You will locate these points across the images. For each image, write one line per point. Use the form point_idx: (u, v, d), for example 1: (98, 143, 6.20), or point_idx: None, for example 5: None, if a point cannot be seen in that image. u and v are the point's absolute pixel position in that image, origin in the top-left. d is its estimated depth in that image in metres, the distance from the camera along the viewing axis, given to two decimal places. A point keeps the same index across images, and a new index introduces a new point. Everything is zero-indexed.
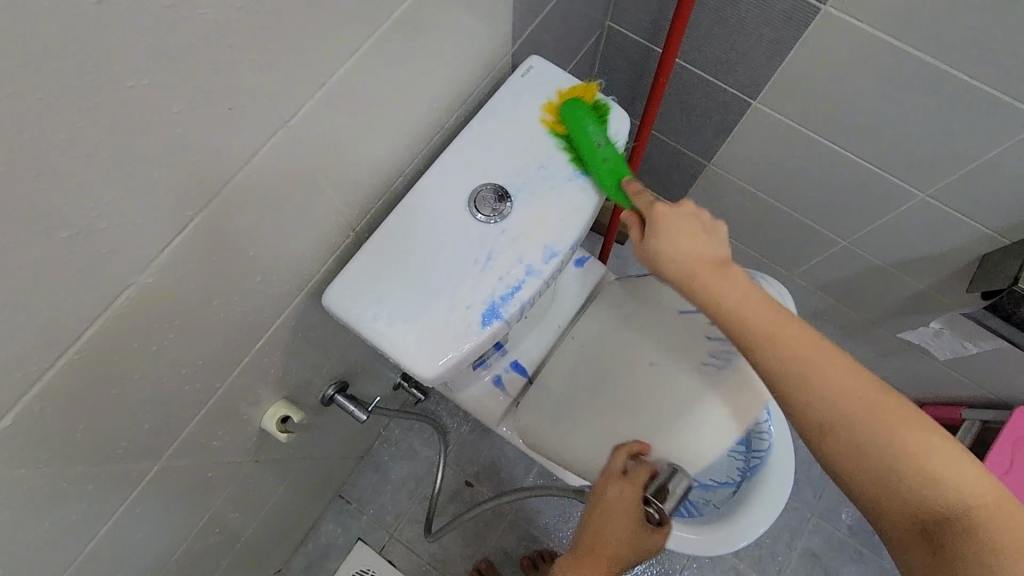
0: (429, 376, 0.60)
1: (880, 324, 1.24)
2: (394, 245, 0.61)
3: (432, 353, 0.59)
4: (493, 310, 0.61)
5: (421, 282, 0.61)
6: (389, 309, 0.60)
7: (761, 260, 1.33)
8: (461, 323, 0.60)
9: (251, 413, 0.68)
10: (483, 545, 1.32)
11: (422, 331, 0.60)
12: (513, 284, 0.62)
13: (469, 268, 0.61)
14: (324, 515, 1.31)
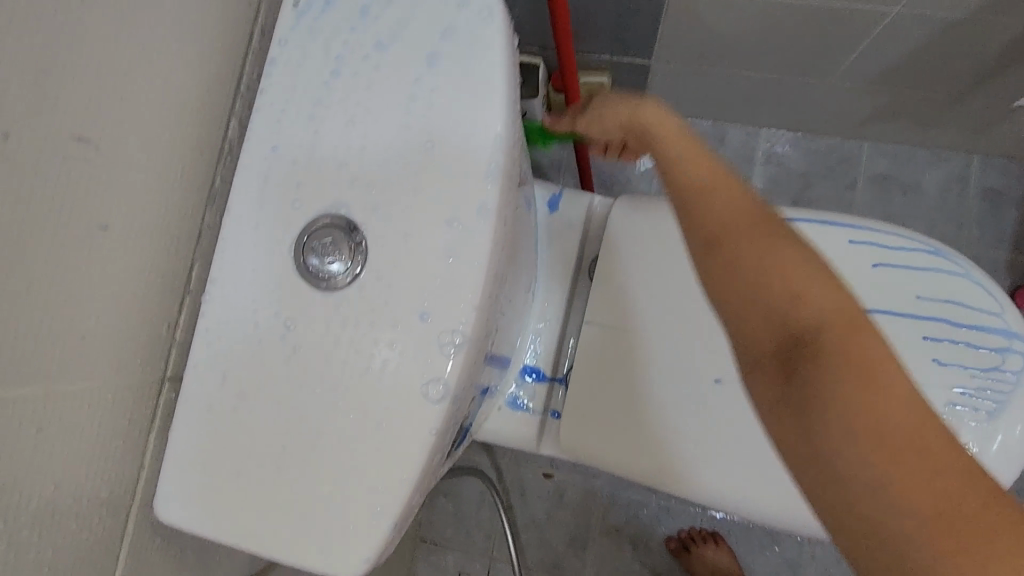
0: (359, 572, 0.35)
1: (972, 94, 0.92)
2: (211, 389, 0.36)
3: (344, 531, 0.34)
4: (410, 423, 0.34)
5: (282, 433, 0.35)
6: (255, 498, 0.35)
7: (782, 78, 0.99)
8: (370, 472, 0.34)
9: None
10: (591, 529, 1.16)
11: (314, 508, 0.34)
12: (424, 371, 0.34)
13: (340, 372, 0.34)
14: (416, 563, 1.20)
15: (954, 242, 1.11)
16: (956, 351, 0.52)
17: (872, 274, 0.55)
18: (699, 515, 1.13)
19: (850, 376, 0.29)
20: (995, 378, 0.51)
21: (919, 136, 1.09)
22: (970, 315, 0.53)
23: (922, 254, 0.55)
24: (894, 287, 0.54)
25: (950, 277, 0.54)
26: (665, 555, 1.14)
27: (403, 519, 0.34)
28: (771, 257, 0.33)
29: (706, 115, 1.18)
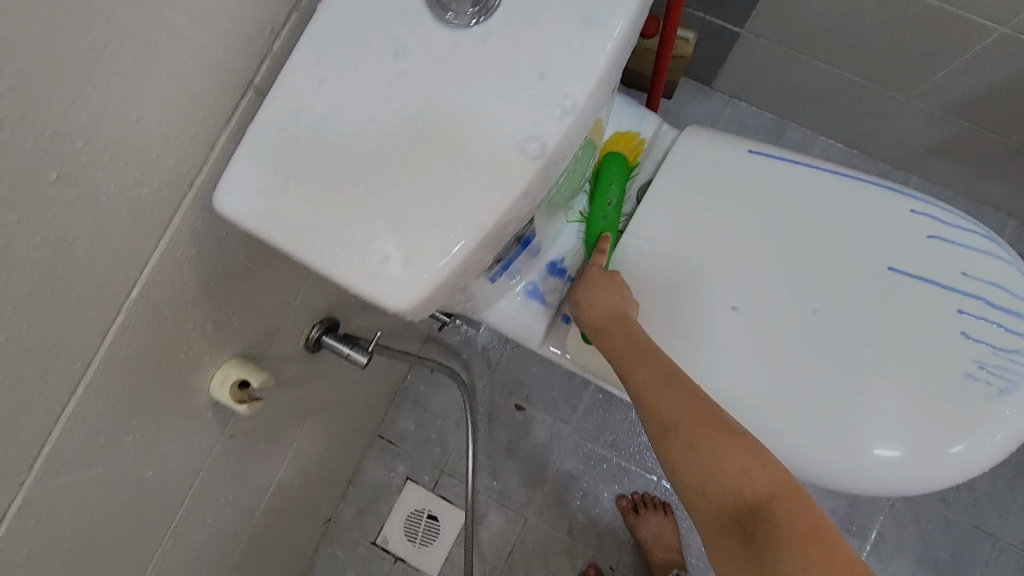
0: (407, 313, 0.35)
1: None
2: (303, 88, 0.35)
3: (400, 258, 0.34)
4: (495, 170, 0.33)
5: (366, 149, 0.34)
6: (324, 213, 0.34)
7: (863, 82, 1.00)
8: (445, 214, 0.33)
9: None
10: (547, 470, 1.17)
11: (381, 235, 0.34)
12: (524, 126, 0.33)
13: (440, 104, 0.34)
14: (368, 456, 1.21)
15: None
16: (980, 327, 0.59)
17: (925, 249, 0.61)
18: (653, 485, 1.15)
19: (721, 445, 0.53)
20: (1011, 362, 0.58)
21: (967, 184, 1.11)
22: (1002, 298, 0.59)
23: (975, 239, 0.60)
24: (944, 263, 0.60)
25: (994, 263, 0.60)
26: (610, 514, 1.15)
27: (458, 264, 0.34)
28: (729, 459, 0.52)
29: (770, 110, 1.19)
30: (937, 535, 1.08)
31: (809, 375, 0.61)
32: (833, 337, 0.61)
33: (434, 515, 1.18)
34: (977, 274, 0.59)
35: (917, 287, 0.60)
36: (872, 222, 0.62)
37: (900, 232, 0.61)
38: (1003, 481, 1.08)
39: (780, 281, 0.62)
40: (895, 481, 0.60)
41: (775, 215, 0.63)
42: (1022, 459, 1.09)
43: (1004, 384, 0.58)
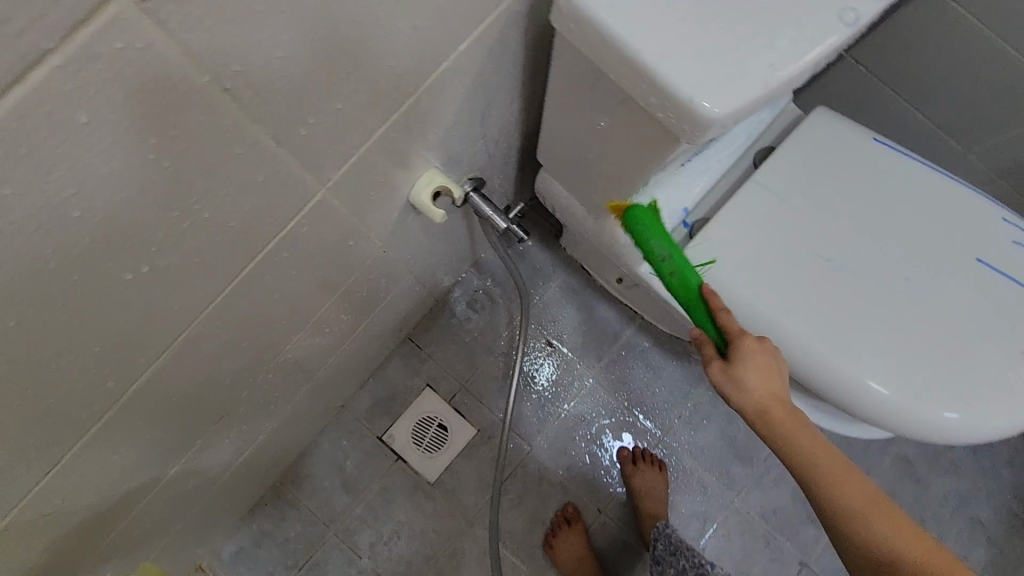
0: (722, 119, 0.42)
1: None
2: None
3: (710, 79, 0.41)
4: (792, 47, 0.44)
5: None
6: (664, 30, 0.42)
7: (935, 130, 1.11)
8: (763, 51, 0.43)
9: None
10: (560, 409, 1.23)
11: (712, 55, 0.42)
12: (819, 25, 0.44)
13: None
14: (392, 355, 1.24)
15: None
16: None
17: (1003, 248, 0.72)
18: (653, 442, 1.23)
19: (824, 460, 0.61)
20: None
21: None
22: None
23: None
24: (1017, 260, 0.71)
25: None
26: (608, 459, 1.23)
27: (749, 103, 0.42)
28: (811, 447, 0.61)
29: None
30: None
31: (892, 326, 0.70)
32: (917, 300, 0.71)
33: (444, 424, 1.21)
34: None
35: (987, 275, 0.71)
36: (964, 218, 0.73)
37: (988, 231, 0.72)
38: (949, 508, 1.22)
39: (873, 246, 0.73)
40: (943, 431, 0.70)
41: (888, 193, 0.74)
42: (970, 493, 1.23)
43: None
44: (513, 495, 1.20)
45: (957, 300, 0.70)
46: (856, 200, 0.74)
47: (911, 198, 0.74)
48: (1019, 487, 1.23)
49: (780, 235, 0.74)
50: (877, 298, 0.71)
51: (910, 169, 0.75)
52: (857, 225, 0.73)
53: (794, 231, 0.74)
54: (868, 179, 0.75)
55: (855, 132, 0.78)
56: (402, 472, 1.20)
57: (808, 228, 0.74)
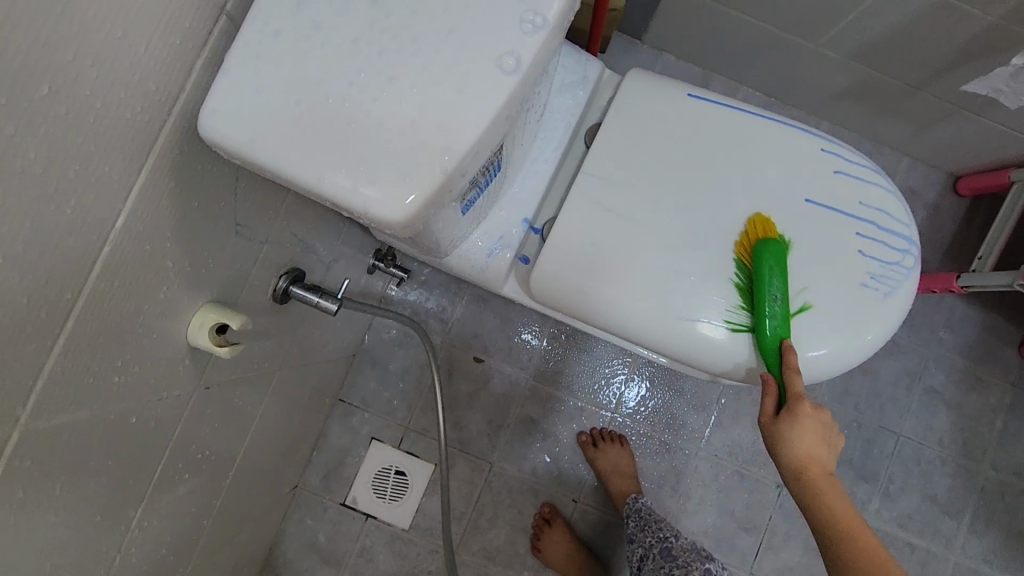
0: (406, 219, 0.36)
1: (926, 87, 1.05)
2: (283, 17, 0.35)
3: (388, 179, 0.35)
4: (474, 95, 0.36)
5: (345, 76, 0.35)
6: (320, 128, 0.35)
7: (780, 32, 1.07)
8: (437, 114, 0.35)
9: (170, 327, 0.48)
10: (508, 419, 1.22)
11: (379, 144, 0.35)
12: (500, 48, 0.36)
13: (418, 32, 0.35)
14: (329, 421, 1.21)
15: None
16: (874, 241, 0.69)
17: (828, 179, 0.70)
18: (608, 420, 1.23)
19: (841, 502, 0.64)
20: (887, 276, 0.69)
21: (870, 126, 1.22)
22: (888, 222, 0.70)
23: (873, 170, 0.70)
24: (843, 189, 0.70)
25: (883, 191, 0.70)
26: (570, 449, 1.22)
27: (440, 187, 0.36)
28: (833, 495, 0.65)
29: (698, 60, 1.25)
30: (851, 439, 1.22)
31: (738, 288, 0.70)
32: (756, 254, 0.70)
33: (401, 471, 1.20)
34: (871, 200, 0.69)
35: (818, 210, 0.69)
36: (786, 156, 0.70)
37: (810, 164, 0.70)
38: (902, 387, 1.24)
39: (701, 209, 0.71)
40: (804, 375, 0.72)
41: (707, 151, 0.71)
42: (918, 366, 1.24)
43: (885, 293, 0.69)
44: (489, 515, 1.20)
45: (791, 243, 0.69)
46: (678, 165, 0.71)
47: (732, 150, 0.71)
48: (962, 345, 1.25)
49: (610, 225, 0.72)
50: (718, 264, 0.70)
51: (727, 117, 0.72)
52: (683, 192, 0.71)
53: (624, 215, 0.72)
54: (687, 141, 0.72)
55: (668, 89, 0.74)
56: (376, 529, 1.19)
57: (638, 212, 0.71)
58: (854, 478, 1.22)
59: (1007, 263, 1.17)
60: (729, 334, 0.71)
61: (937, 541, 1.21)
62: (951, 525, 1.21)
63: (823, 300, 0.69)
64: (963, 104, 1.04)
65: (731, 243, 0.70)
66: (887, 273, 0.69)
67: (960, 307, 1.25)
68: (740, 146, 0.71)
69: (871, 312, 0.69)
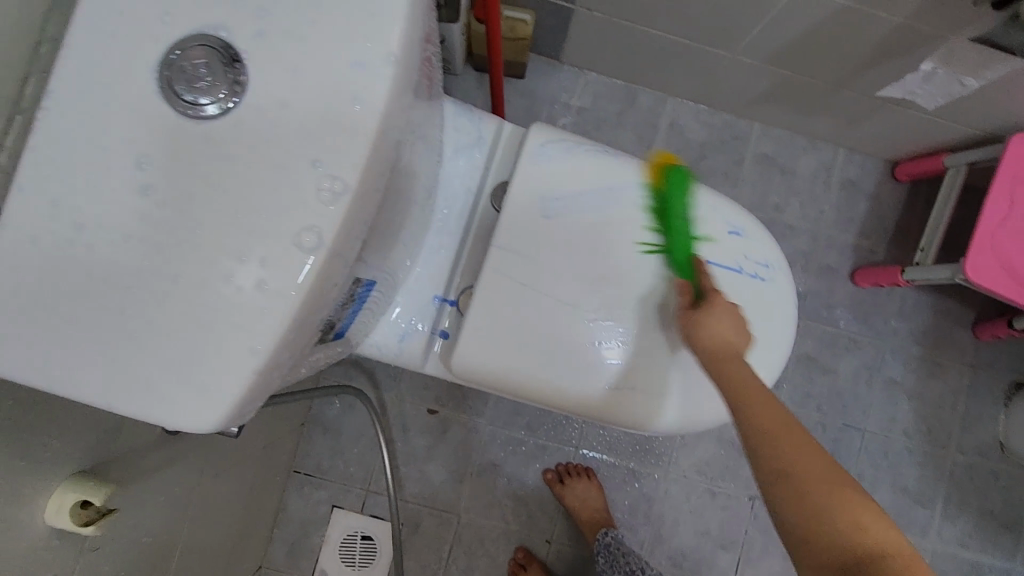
0: (220, 427, 0.32)
1: (849, 85, 1.01)
2: (38, 220, 0.31)
3: (187, 389, 0.31)
4: (273, 284, 0.31)
5: (121, 279, 0.31)
6: (100, 344, 0.31)
7: (693, 44, 1.03)
8: (233, 312, 0.31)
9: (19, 523, 0.44)
10: (471, 467, 1.19)
11: (172, 353, 0.31)
12: (295, 228, 0.31)
13: (196, 219, 0.31)
14: (287, 494, 1.17)
15: (815, 223, 1.24)
16: (762, 293, 0.76)
17: (720, 239, 0.75)
18: (572, 453, 1.20)
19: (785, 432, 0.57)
20: (772, 322, 0.76)
21: (800, 123, 1.19)
22: (769, 275, 0.77)
23: (753, 229, 0.77)
24: (732, 248, 0.75)
25: (762, 248, 0.77)
26: (538, 489, 1.19)
27: (252, 387, 0.32)
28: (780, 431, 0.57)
29: (620, 74, 1.20)
30: (817, 441, 1.21)
31: (655, 351, 0.73)
32: (667, 313, 0.73)
33: (368, 534, 1.17)
34: (753, 257, 0.76)
35: (713, 269, 0.74)
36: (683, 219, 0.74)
37: (705, 226, 0.75)
38: (863, 382, 1.23)
39: (611, 276, 0.72)
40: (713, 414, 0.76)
41: (613, 218, 0.71)
42: (876, 359, 1.23)
43: (771, 338, 0.76)
44: (462, 566, 1.17)
45: None
46: (586, 231, 0.71)
47: (636, 217, 0.72)
48: (916, 332, 1.24)
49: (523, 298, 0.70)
50: (634, 331, 0.72)
51: (628, 183, 0.73)
52: (593, 259, 0.71)
53: (536, 287, 0.70)
54: (593, 209, 0.71)
55: (567, 148, 0.72)
56: None
57: (552, 287, 0.70)
58: None
59: (952, 247, 1.15)
60: (647, 395, 0.73)
61: (912, 531, 1.20)
62: (925, 514, 1.21)
63: None
64: (888, 98, 1.01)
65: (640, 307, 0.72)
66: (773, 322, 0.76)
67: (911, 294, 1.23)
68: (641, 212, 0.72)
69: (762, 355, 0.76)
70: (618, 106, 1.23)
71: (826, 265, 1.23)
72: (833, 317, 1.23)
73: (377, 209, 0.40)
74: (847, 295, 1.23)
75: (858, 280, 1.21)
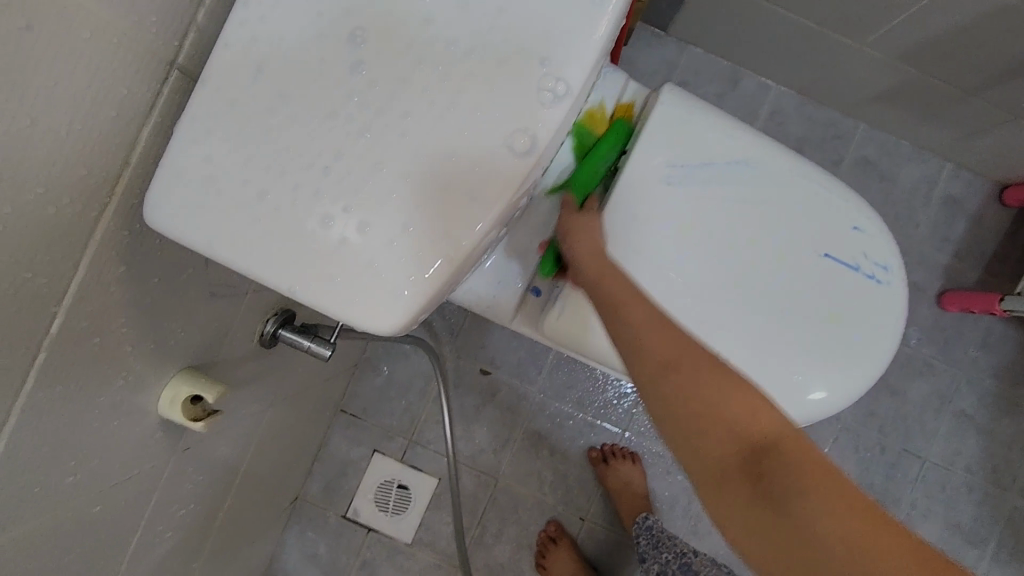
0: (392, 333, 0.37)
1: (982, 92, 0.95)
2: (271, 138, 0.36)
3: (372, 296, 0.36)
4: (460, 217, 0.36)
5: (332, 195, 0.36)
6: (308, 245, 0.36)
7: (819, 29, 0.97)
8: (423, 233, 0.36)
9: (134, 408, 0.43)
10: (514, 433, 1.17)
11: (366, 261, 0.36)
12: (481, 173, 0.36)
13: (402, 155, 0.36)
14: (330, 433, 1.17)
15: (908, 238, 1.18)
16: (880, 297, 0.70)
17: (842, 231, 0.70)
18: (618, 436, 1.18)
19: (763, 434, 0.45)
20: (880, 331, 0.71)
21: (911, 130, 1.12)
22: (887, 279, 0.71)
23: (880, 225, 0.71)
24: (852, 243, 0.70)
25: (886, 249, 0.71)
26: (579, 467, 1.18)
27: (424, 303, 0.37)
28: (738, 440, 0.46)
29: (726, 54, 1.15)
30: (873, 461, 1.17)
31: (751, 339, 0.69)
32: (770, 302, 0.69)
33: (404, 484, 1.17)
34: (874, 257, 0.70)
35: (828, 263, 0.69)
36: (806, 203, 0.69)
37: (829, 214, 0.69)
38: (931, 409, 1.17)
39: (720, 253, 0.68)
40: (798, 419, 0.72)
41: (735, 193, 0.68)
42: (950, 388, 1.17)
43: (875, 347, 0.71)
44: (493, 530, 1.17)
45: (800, 294, 0.69)
46: (701, 205, 0.67)
47: (760, 197, 0.68)
48: (997, 366, 1.17)
49: (623, 265, 0.67)
50: (733, 315, 0.68)
51: (753, 157, 0.68)
52: (704, 235, 0.67)
53: (640, 255, 0.67)
54: (717, 182, 0.68)
55: (696, 113, 0.68)
56: (378, 542, 1.17)
57: (662, 257, 0.67)
58: (875, 502, 1.17)
59: None
60: None
61: None
62: (974, 553, 1.16)
63: (819, 352, 0.70)
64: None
65: (744, 292, 0.68)
66: (886, 329, 0.71)
67: (998, 325, 1.17)
68: (760, 192, 0.68)
69: (863, 364, 0.71)
70: (718, 88, 1.18)
71: (912, 283, 1.17)
72: (910, 338, 1.17)
73: (553, 135, 0.38)
74: (929, 317, 1.17)
75: (946, 303, 1.15)
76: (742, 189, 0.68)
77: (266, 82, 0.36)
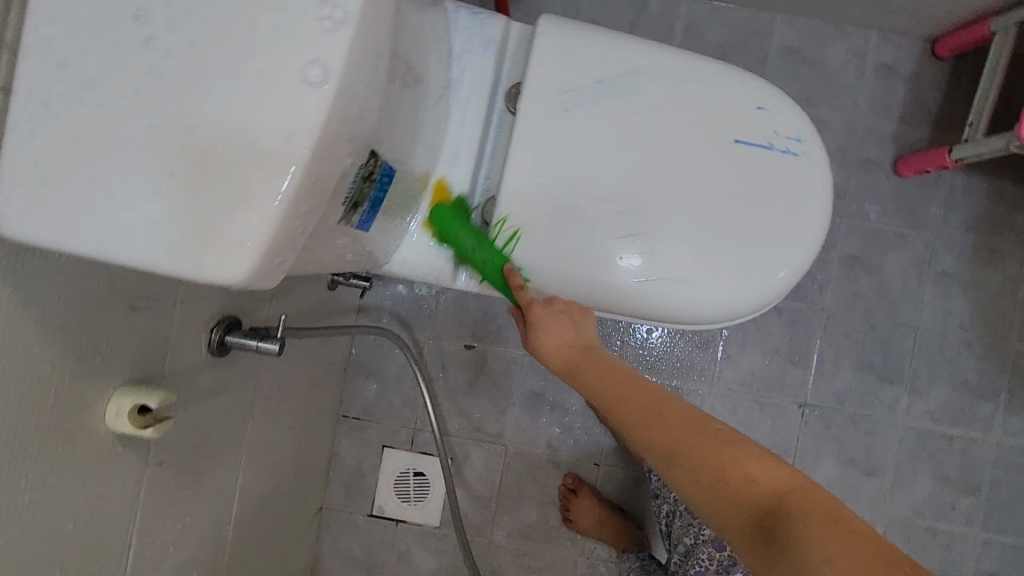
0: (247, 280, 0.36)
1: None
2: (75, 108, 0.35)
3: (214, 244, 0.35)
4: (281, 144, 0.35)
5: (147, 149, 0.35)
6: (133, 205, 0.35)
7: None
8: (248, 169, 0.35)
9: (80, 427, 0.45)
10: (513, 398, 1.19)
11: (198, 212, 0.35)
12: (292, 94, 0.35)
13: (207, 92, 0.35)
14: (338, 439, 1.20)
15: (851, 115, 1.17)
16: (798, 170, 0.71)
17: (747, 113, 0.70)
18: None
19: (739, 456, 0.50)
20: (808, 204, 0.71)
21: (827, 7, 1.11)
22: (802, 150, 0.71)
23: (785, 99, 0.71)
24: (758, 123, 0.70)
25: (795, 122, 0.71)
26: (582, 415, 1.19)
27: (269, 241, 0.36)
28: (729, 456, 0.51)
29: None
30: (867, 341, 1.17)
31: (681, 241, 0.69)
32: (691, 200, 0.69)
33: (420, 471, 1.20)
34: (785, 131, 0.70)
35: (740, 148, 0.70)
36: (704, 94, 0.69)
37: (729, 99, 0.70)
38: (913, 277, 1.17)
39: (632, 165, 0.69)
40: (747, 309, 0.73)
41: (633, 103, 0.68)
42: (926, 252, 1.17)
43: (807, 222, 0.71)
44: (515, 494, 1.19)
45: (718, 184, 0.69)
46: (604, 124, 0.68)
47: (658, 100, 0.69)
48: (969, 219, 1.16)
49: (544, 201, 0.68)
50: (658, 222, 0.69)
51: (643, 63, 0.69)
52: (612, 152, 0.68)
53: (557, 188, 0.68)
54: (613, 97, 0.68)
55: (579, 35, 0.69)
56: (408, 531, 1.20)
57: (576, 182, 0.68)
58: (877, 381, 1.17)
59: (1004, 120, 1.07)
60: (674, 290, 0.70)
61: (974, 426, 1.16)
62: (987, 407, 1.16)
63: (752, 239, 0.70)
64: None
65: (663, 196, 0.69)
66: (812, 200, 0.71)
67: (960, 179, 1.16)
68: (657, 95, 0.69)
69: (799, 240, 0.71)
70: (628, 15, 1.17)
71: (865, 158, 1.17)
72: (876, 214, 1.17)
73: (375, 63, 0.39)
74: (889, 188, 1.17)
75: (902, 170, 1.14)
76: (639, 97, 0.69)
77: (56, 55, 0.35)
